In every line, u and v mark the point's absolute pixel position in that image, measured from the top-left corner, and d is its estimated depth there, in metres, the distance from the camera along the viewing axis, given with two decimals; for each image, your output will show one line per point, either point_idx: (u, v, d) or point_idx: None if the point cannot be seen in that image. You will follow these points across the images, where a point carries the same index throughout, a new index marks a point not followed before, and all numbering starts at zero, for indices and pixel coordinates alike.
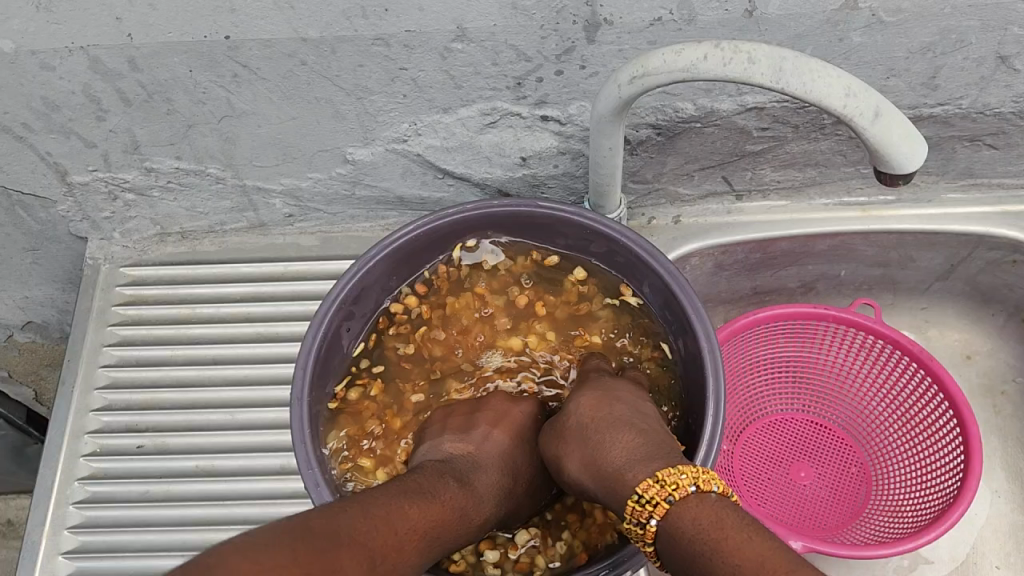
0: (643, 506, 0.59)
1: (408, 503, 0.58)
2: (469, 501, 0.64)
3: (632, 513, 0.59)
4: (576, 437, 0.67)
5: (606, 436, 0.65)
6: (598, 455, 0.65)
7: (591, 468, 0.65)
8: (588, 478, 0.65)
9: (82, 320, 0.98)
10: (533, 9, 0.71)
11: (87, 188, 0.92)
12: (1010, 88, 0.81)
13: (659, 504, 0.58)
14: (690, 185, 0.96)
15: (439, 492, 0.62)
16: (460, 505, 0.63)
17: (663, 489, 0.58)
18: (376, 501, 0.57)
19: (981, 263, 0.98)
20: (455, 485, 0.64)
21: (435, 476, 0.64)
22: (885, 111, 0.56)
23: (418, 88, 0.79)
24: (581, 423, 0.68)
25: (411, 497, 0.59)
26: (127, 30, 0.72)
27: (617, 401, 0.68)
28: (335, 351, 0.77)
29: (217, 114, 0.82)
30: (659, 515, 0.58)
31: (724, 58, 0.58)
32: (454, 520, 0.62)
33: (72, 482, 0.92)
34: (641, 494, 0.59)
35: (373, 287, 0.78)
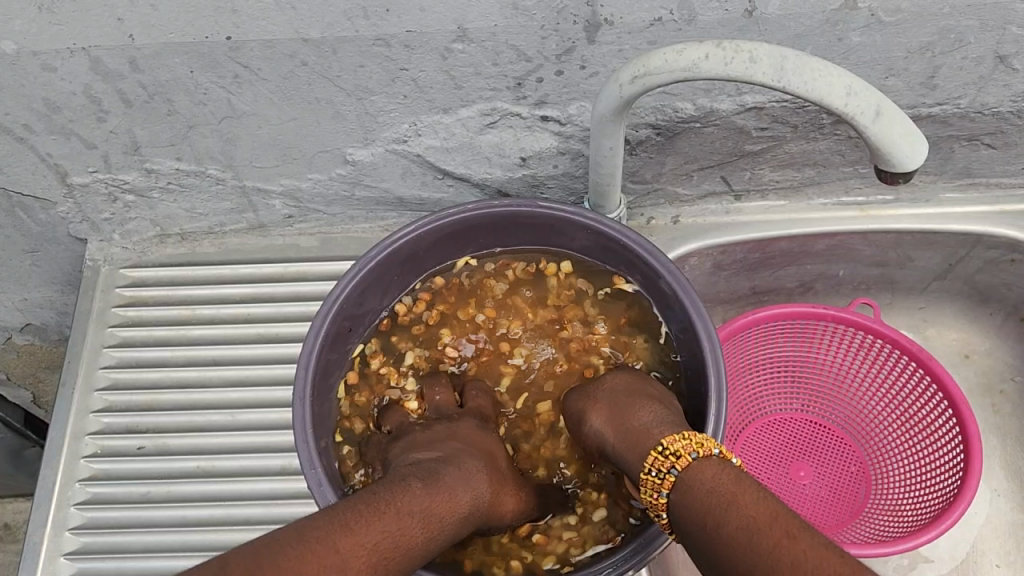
0: (666, 458, 0.61)
1: (356, 518, 0.54)
2: (438, 496, 0.60)
3: (653, 463, 0.61)
4: (606, 398, 0.70)
5: (639, 400, 0.69)
6: (627, 413, 0.67)
7: (617, 422, 0.67)
8: (613, 432, 0.67)
9: (82, 321, 0.98)
10: (534, 9, 0.71)
11: (87, 190, 0.92)
12: (1008, 88, 0.81)
13: (681, 455, 0.60)
14: (690, 186, 0.96)
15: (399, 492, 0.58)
16: (426, 504, 0.59)
17: (688, 445, 0.61)
18: (313, 528, 0.52)
19: (979, 262, 0.98)
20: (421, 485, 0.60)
21: (395, 481, 0.60)
22: (886, 110, 0.56)
23: (418, 88, 0.79)
24: (612, 387, 0.72)
25: (362, 510, 0.55)
26: (129, 31, 0.72)
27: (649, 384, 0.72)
28: (338, 352, 0.77)
29: (217, 114, 0.82)
30: (680, 467, 0.60)
31: (725, 57, 0.58)
32: (421, 523, 0.58)
33: (72, 483, 0.91)
34: (664, 446, 0.61)
35: (372, 288, 0.78)
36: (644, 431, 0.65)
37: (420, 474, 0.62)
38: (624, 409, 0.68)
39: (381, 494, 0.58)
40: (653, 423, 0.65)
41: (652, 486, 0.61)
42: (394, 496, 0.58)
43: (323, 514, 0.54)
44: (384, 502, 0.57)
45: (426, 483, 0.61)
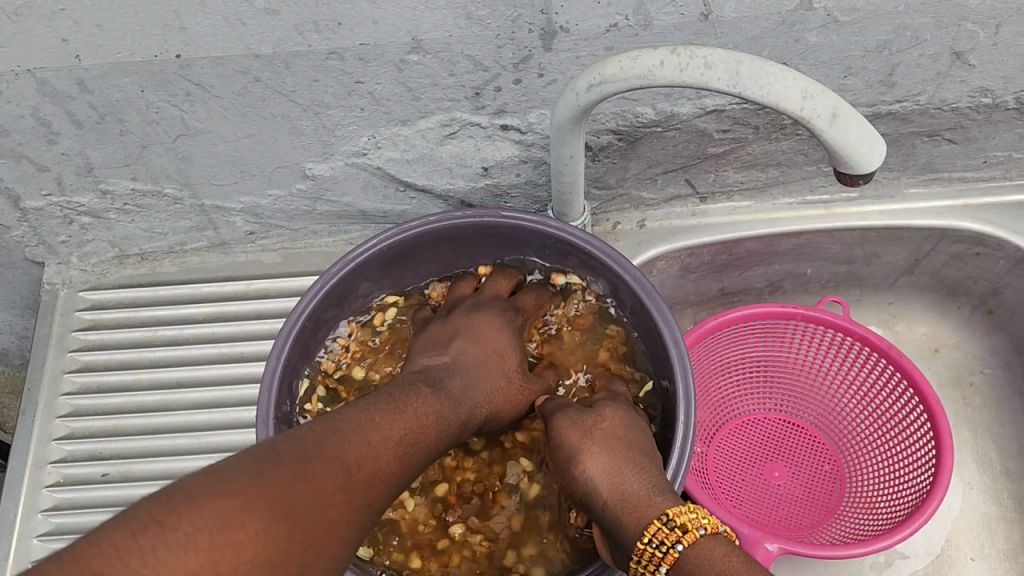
0: (672, 530, 0.58)
1: (377, 417, 0.57)
2: (443, 402, 0.63)
3: (656, 533, 0.59)
4: (604, 446, 0.67)
5: (633, 457, 0.65)
6: (627, 470, 0.64)
7: (612, 476, 0.65)
8: (606, 488, 0.64)
9: (42, 346, 0.96)
10: (489, 18, 0.70)
11: (41, 214, 0.90)
12: (965, 84, 0.81)
13: (690, 529, 0.58)
14: (654, 189, 0.95)
15: (412, 401, 0.61)
16: (435, 409, 0.62)
17: (697, 520, 0.58)
18: (345, 425, 0.55)
19: (945, 256, 0.98)
20: (427, 392, 0.63)
21: (407, 385, 0.63)
22: (842, 111, 0.56)
23: (375, 101, 0.78)
24: (610, 434, 0.68)
25: (384, 409, 0.58)
26: (75, 51, 0.71)
27: (639, 430, 0.69)
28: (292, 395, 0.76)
29: (171, 133, 0.81)
30: (687, 542, 0.58)
31: (680, 63, 0.57)
32: (432, 425, 0.61)
33: (34, 514, 0.89)
34: (670, 517, 0.59)
35: (332, 309, 0.78)
36: (642, 498, 0.62)
37: (428, 381, 0.65)
38: (622, 463, 0.65)
39: (397, 396, 0.61)
40: (651, 492, 0.62)
41: (648, 557, 0.59)
42: (408, 400, 0.60)
43: (346, 412, 0.57)
44: (401, 405, 0.59)
45: (435, 391, 0.64)
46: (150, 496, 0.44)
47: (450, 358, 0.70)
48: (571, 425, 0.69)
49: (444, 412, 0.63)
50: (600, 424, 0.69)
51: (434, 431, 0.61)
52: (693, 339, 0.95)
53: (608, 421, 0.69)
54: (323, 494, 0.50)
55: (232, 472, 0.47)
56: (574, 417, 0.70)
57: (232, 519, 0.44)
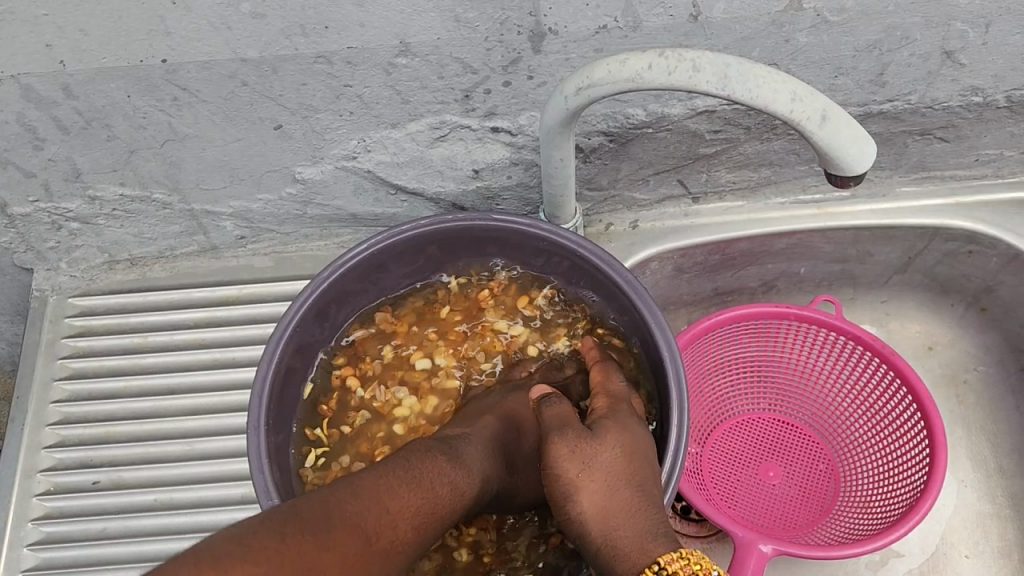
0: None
1: (393, 482, 0.56)
2: (458, 473, 0.61)
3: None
4: (602, 481, 0.63)
5: (632, 497, 0.62)
6: (621, 511, 0.61)
7: (604, 517, 0.62)
8: (596, 529, 0.61)
9: (32, 352, 0.96)
10: (476, 21, 0.70)
11: (29, 219, 0.89)
12: (956, 83, 0.81)
13: None
14: (646, 190, 0.95)
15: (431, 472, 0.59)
16: (451, 481, 0.60)
17: (688, 567, 0.56)
18: (365, 488, 0.54)
19: (938, 255, 0.98)
20: (444, 460, 0.61)
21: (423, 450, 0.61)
22: (832, 112, 0.56)
23: (364, 104, 0.78)
24: (610, 468, 0.63)
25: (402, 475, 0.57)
26: (59, 57, 0.70)
27: (644, 460, 0.65)
28: (285, 400, 0.75)
29: (159, 138, 0.80)
30: None
31: (667, 66, 0.57)
32: (448, 498, 0.59)
33: (25, 523, 0.89)
34: (661, 565, 0.56)
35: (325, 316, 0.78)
36: (637, 543, 0.59)
37: (447, 448, 0.63)
38: (618, 503, 0.62)
39: (414, 462, 0.59)
40: (648, 538, 0.60)
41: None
42: (426, 469, 0.59)
43: (365, 474, 0.56)
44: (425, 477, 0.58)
45: (452, 459, 0.62)
46: (179, 556, 0.44)
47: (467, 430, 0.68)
48: (568, 453, 0.64)
49: (462, 485, 0.61)
50: (601, 452, 0.64)
51: (450, 502, 0.59)
52: (687, 339, 0.94)
53: (607, 454, 0.64)
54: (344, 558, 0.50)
55: (260, 538, 0.47)
56: (571, 442, 0.65)
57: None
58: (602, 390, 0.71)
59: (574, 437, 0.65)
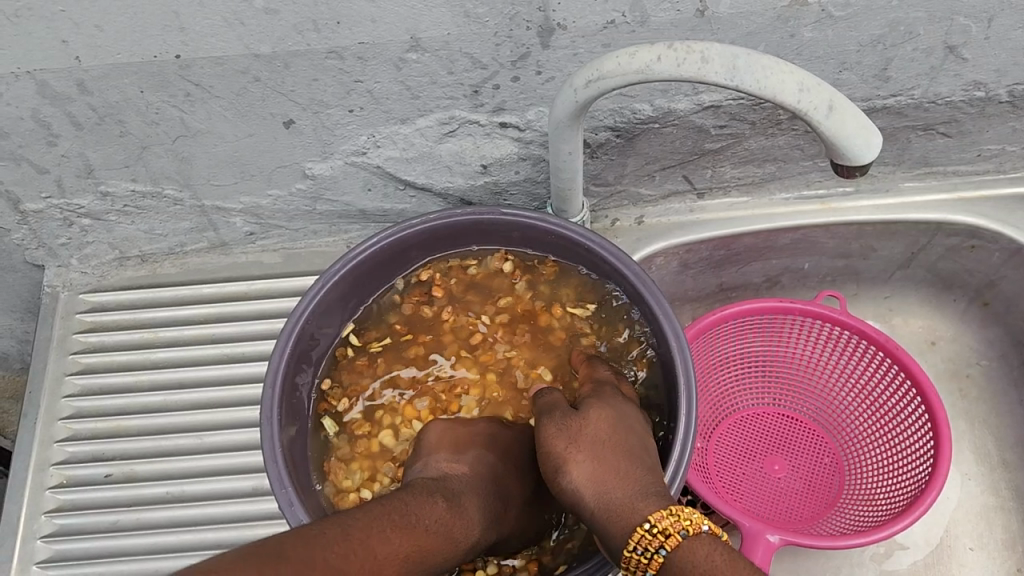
0: (654, 536, 0.57)
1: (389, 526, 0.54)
2: (457, 525, 0.60)
3: (639, 540, 0.57)
4: (588, 450, 0.64)
5: (622, 463, 0.63)
6: (611, 476, 0.62)
7: (598, 483, 0.62)
8: (592, 496, 0.62)
9: (43, 348, 0.97)
10: (486, 16, 0.70)
11: (41, 216, 0.90)
12: (958, 77, 0.82)
13: (671, 534, 0.57)
14: (652, 186, 0.96)
15: (425, 513, 0.58)
16: (447, 529, 0.58)
17: (679, 523, 0.57)
18: (358, 530, 0.51)
19: (941, 249, 0.99)
20: (442, 505, 0.60)
21: (421, 497, 0.60)
22: (838, 103, 0.57)
23: (374, 100, 0.79)
24: (597, 438, 0.65)
25: (399, 519, 0.55)
26: (75, 53, 0.71)
27: (629, 430, 0.66)
28: (350, 301, 0.80)
29: (171, 134, 0.81)
30: (671, 547, 0.57)
31: (677, 58, 0.58)
32: (438, 543, 0.57)
33: (38, 516, 0.90)
34: (652, 523, 0.58)
35: (370, 275, 0.79)
36: (627, 503, 0.60)
37: (444, 493, 0.62)
38: (610, 467, 0.63)
39: (410, 507, 0.58)
40: (639, 496, 0.61)
41: (636, 564, 0.58)
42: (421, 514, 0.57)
43: (360, 515, 0.53)
44: (413, 517, 0.56)
45: (450, 505, 0.61)
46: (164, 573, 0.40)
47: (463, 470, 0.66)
48: (555, 432, 0.65)
49: (456, 531, 0.59)
50: (585, 426, 0.65)
51: (441, 550, 0.57)
52: (692, 334, 0.95)
53: (593, 423, 0.66)
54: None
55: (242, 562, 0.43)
56: (559, 420, 0.66)
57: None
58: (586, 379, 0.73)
59: (562, 417, 0.67)
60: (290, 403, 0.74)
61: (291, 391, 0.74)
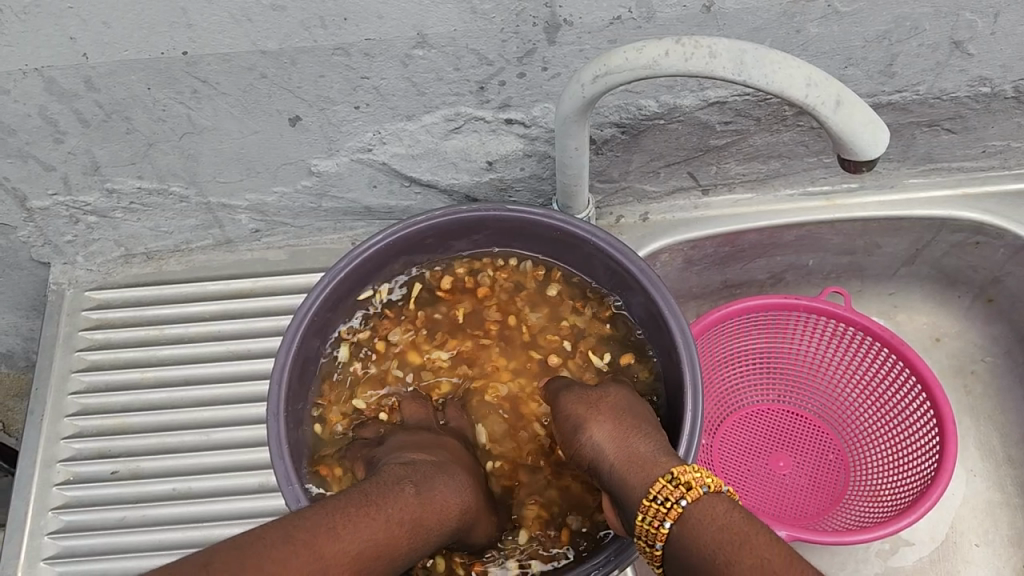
0: (676, 487, 0.59)
1: (340, 521, 0.53)
2: (426, 508, 0.59)
3: (661, 490, 0.59)
4: (609, 412, 0.68)
5: (643, 424, 0.66)
6: (631, 433, 0.66)
7: (618, 441, 0.65)
8: (612, 451, 0.65)
9: (49, 345, 0.97)
10: (493, 12, 0.70)
11: (47, 213, 0.91)
12: (964, 73, 0.82)
13: (693, 486, 0.58)
14: (656, 183, 0.96)
15: (390, 503, 0.57)
16: (413, 515, 0.58)
17: (702, 478, 0.59)
18: (302, 530, 0.50)
19: (945, 246, 0.99)
20: (410, 492, 0.59)
21: (387, 484, 0.59)
22: (846, 99, 0.57)
23: (380, 96, 0.79)
24: (617, 405, 0.69)
25: (357, 511, 0.54)
26: (83, 50, 0.71)
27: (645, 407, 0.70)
28: (372, 279, 0.80)
29: (178, 131, 0.81)
30: (691, 498, 0.58)
31: (685, 53, 0.58)
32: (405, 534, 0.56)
33: (44, 512, 0.90)
34: (674, 475, 0.59)
35: (389, 259, 0.79)
36: (648, 460, 0.63)
37: (414, 477, 0.61)
38: (627, 428, 0.66)
39: (372, 497, 0.57)
40: (657, 453, 0.63)
41: (654, 513, 0.59)
42: (385, 504, 0.56)
43: (313, 512, 0.53)
44: (376, 509, 0.56)
45: (418, 493, 0.60)
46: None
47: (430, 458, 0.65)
48: (576, 400, 0.70)
49: (427, 517, 0.59)
50: (604, 398, 0.70)
51: (406, 539, 0.56)
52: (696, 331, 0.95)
53: (612, 397, 0.70)
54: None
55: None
56: (578, 392, 0.71)
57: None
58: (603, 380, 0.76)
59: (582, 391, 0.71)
60: (302, 368, 0.75)
61: (303, 360, 0.75)
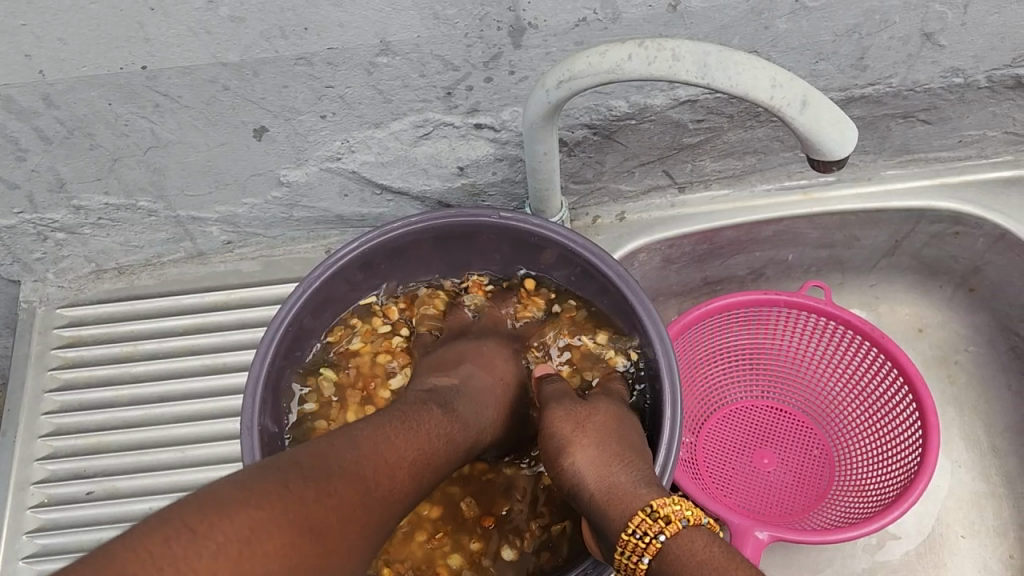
0: (655, 521, 0.58)
1: (394, 434, 0.58)
2: (456, 427, 0.64)
3: (639, 524, 0.58)
4: (595, 433, 0.67)
5: (627, 451, 0.65)
6: (616, 460, 0.64)
7: (599, 470, 0.64)
8: (594, 477, 0.64)
9: (21, 365, 0.95)
10: (456, 17, 0.69)
11: (14, 231, 0.89)
12: (936, 65, 0.81)
13: (673, 520, 0.58)
14: (631, 182, 0.95)
15: (423, 420, 0.62)
16: (448, 433, 0.63)
17: (680, 512, 0.58)
18: (363, 439, 0.56)
19: (925, 237, 0.98)
20: (439, 412, 0.64)
21: (417, 405, 0.64)
22: (812, 98, 0.56)
23: (346, 105, 0.77)
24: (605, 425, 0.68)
25: (398, 427, 0.59)
26: (39, 67, 0.70)
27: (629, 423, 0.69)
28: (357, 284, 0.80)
29: (142, 145, 0.80)
30: (669, 533, 0.57)
31: (648, 56, 0.57)
32: (442, 447, 0.61)
33: (19, 536, 0.88)
34: (653, 509, 0.59)
35: (377, 262, 0.79)
36: (629, 490, 0.62)
37: (440, 401, 0.65)
38: (613, 452, 0.65)
39: (409, 415, 0.61)
40: (639, 484, 0.62)
41: (633, 548, 0.58)
42: (422, 422, 0.61)
43: (363, 426, 0.58)
44: (415, 424, 0.60)
45: (446, 412, 0.64)
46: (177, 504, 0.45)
47: (459, 380, 0.70)
48: (564, 418, 0.69)
49: (454, 432, 0.63)
50: (592, 415, 0.69)
51: (444, 452, 0.61)
52: (676, 331, 0.95)
53: (600, 414, 0.69)
54: (340, 500, 0.51)
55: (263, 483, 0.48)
56: (567, 406, 0.70)
57: (262, 530, 0.45)
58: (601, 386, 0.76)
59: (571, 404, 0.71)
60: (279, 376, 0.75)
61: (281, 369, 0.75)
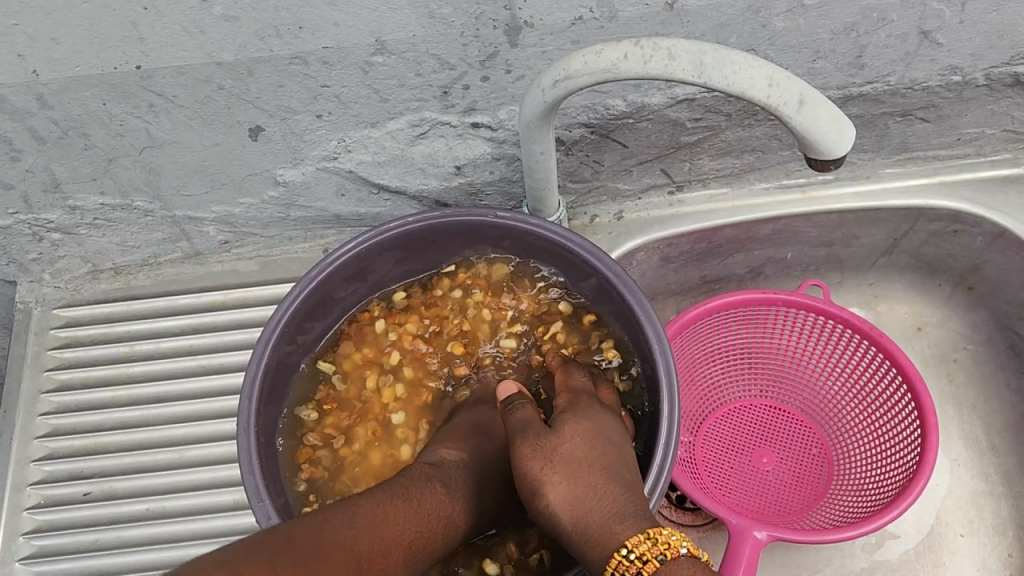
0: (631, 562, 0.55)
1: (392, 513, 0.58)
2: (456, 507, 0.64)
3: (617, 567, 0.56)
4: (565, 472, 0.63)
5: (602, 484, 0.62)
6: (592, 496, 0.62)
7: (574, 506, 0.62)
8: (569, 515, 0.61)
9: (17, 366, 0.95)
10: (452, 17, 0.69)
11: (10, 232, 0.89)
12: (934, 62, 0.81)
13: (649, 560, 0.55)
14: (629, 181, 0.95)
15: (424, 499, 0.62)
16: (447, 515, 0.63)
17: (656, 546, 0.55)
18: (359, 515, 0.55)
19: (924, 235, 0.98)
20: (442, 491, 0.64)
21: (421, 479, 0.64)
22: (809, 97, 0.55)
23: (342, 104, 0.77)
24: (572, 459, 0.64)
25: (398, 504, 0.59)
26: (32, 67, 0.69)
27: (606, 444, 0.65)
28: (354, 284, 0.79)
29: (137, 146, 0.80)
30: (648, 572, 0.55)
31: (644, 55, 0.57)
32: (437, 527, 0.62)
33: (15, 537, 0.88)
34: (629, 549, 0.56)
35: (375, 263, 0.79)
36: (604, 526, 0.59)
37: (444, 476, 0.65)
38: (588, 489, 0.62)
39: (411, 490, 0.61)
40: (614, 521, 0.59)
41: None
42: (422, 500, 0.61)
43: (365, 501, 0.58)
44: (415, 501, 0.61)
45: (449, 490, 0.64)
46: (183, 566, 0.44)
47: (470, 450, 0.69)
48: (531, 454, 0.65)
49: (454, 516, 0.64)
50: (561, 444, 0.65)
51: (440, 533, 0.62)
52: (675, 330, 0.95)
53: (567, 442, 0.65)
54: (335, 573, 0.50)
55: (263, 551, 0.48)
56: (532, 440, 0.65)
57: None
58: (563, 385, 0.72)
59: (535, 438, 0.66)
60: (275, 377, 0.74)
61: (278, 369, 0.74)
